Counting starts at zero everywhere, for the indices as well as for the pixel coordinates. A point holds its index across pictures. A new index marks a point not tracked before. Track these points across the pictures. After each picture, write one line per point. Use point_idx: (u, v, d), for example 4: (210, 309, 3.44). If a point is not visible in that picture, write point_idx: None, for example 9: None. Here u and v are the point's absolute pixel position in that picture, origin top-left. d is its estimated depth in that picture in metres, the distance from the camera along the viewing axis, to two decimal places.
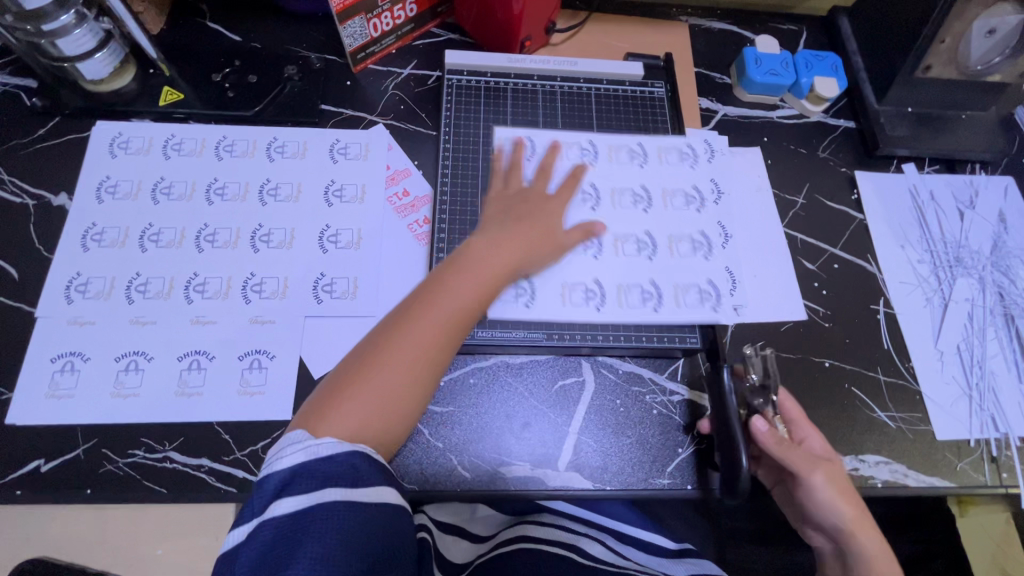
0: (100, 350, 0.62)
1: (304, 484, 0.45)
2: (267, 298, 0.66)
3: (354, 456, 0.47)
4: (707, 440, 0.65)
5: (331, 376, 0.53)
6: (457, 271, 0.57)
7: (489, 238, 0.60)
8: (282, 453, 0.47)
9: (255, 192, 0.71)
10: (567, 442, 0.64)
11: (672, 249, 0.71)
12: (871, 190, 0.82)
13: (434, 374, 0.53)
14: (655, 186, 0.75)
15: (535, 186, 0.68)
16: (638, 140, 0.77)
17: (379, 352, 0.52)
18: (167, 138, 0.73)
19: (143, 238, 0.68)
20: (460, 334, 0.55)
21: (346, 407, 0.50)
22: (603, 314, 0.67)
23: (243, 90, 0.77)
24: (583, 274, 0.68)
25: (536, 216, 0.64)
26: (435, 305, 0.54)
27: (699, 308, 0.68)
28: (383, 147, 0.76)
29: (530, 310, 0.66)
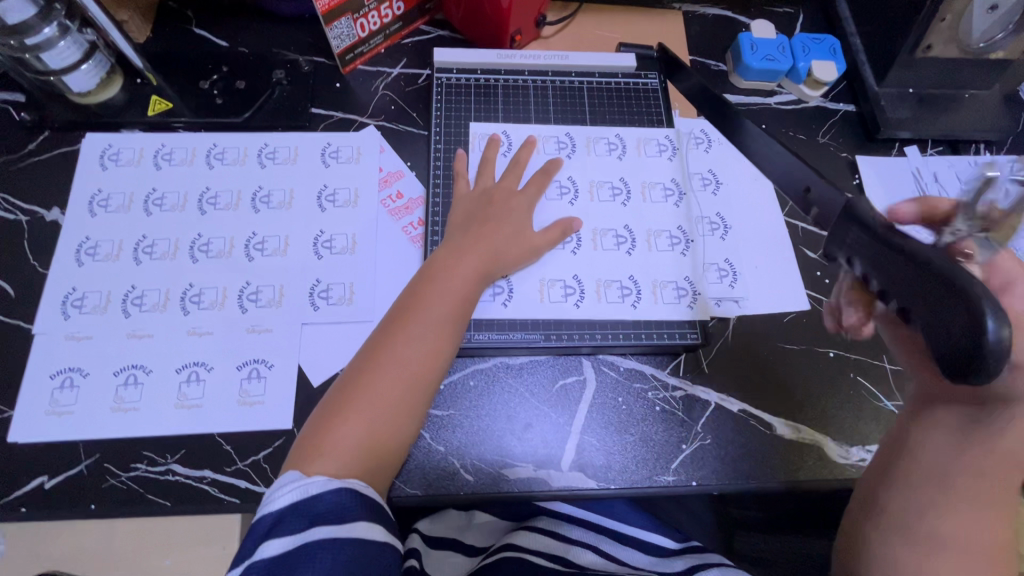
0: (98, 365, 0.62)
1: (291, 525, 0.46)
2: (264, 307, 0.66)
3: (341, 494, 0.48)
4: (710, 436, 0.64)
5: (319, 410, 0.54)
6: (427, 286, 0.60)
7: (453, 250, 0.63)
8: (274, 497, 0.48)
9: (247, 200, 0.71)
10: (570, 442, 0.63)
11: (648, 244, 0.71)
12: (873, 175, 0.80)
13: (421, 388, 0.56)
14: (633, 177, 0.75)
15: (501, 184, 0.70)
16: (615, 132, 0.77)
17: (360, 376, 0.54)
18: (158, 148, 0.73)
19: (137, 251, 0.67)
20: (441, 346, 0.58)
21: (337, 435, 0.52)
22: (581, 310, 0.67)
23: (232, 97, 0.76)
24: (562, 270, 0.69)
25: (504, 224, 0.66)
26: (410, 320, 0.57)
27: (675, 305, 0.69)
28: (375, 150, 0.76)
29: (507, 309, 0.67)
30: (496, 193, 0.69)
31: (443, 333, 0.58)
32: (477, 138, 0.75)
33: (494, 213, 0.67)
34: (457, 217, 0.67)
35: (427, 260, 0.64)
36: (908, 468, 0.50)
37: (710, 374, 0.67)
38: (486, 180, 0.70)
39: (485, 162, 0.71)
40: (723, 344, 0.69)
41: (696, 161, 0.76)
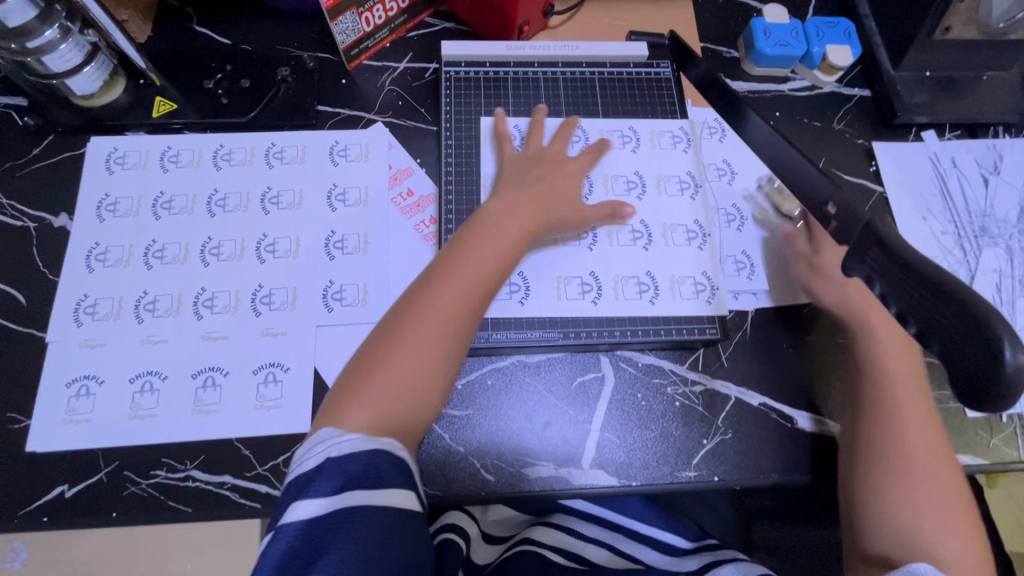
0: (113, 372, 0.61)
1: (322, 486, 0.47)
2: (277, 310, 0.65)
3: (371, 456, 0.49)
4: (731, 431, 0.64)
5: (362, 355, 0.56)
6: (468, 243, 0.60)
7: (505, 206, 0.64)
8: (309, 452, 0.49)
9: (256, 201, 0.70)
10: (590, 439, 0.63)
11: (664, 239, 0.70)
12: (890, 161, 0.79)
13: (453, 346, 0.56)
14: (648, 172, 0.73)
15: (551, 148, 0.71)
16: (630, 125, 0.75)
17: (405, 321, 0.56)
18: (164, 151, 0.72)
19: (148, 255, 0.67)
20: (477, 302, 0.58)
21: (373, 390, 0.53)
22: (599, 306, 0.66)
23: (237, 96, 0.75)
24: (577, 266, 0.68)
25: (555, 187, 0.67)
26: (452, 273, 0.58)
27: (694, 301, 0.68)
28: (384, 147, 0.74)
29: (525, 307, 0.66)
30: (547, 156, 0.70)
31: (478, 291, 0.58)
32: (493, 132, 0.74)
33: (546, 174, 0.68)
34: (510, 174, 0.68)
35: (478, 211, 0.65)
36: (868, 428, 0.59)
37: (729, 367, 0.66)
38: (535, 143, 0.71)
39: (532, 130, 0.72)
40: (742, 337, 0.68)
41: (711, 152, 0.75)
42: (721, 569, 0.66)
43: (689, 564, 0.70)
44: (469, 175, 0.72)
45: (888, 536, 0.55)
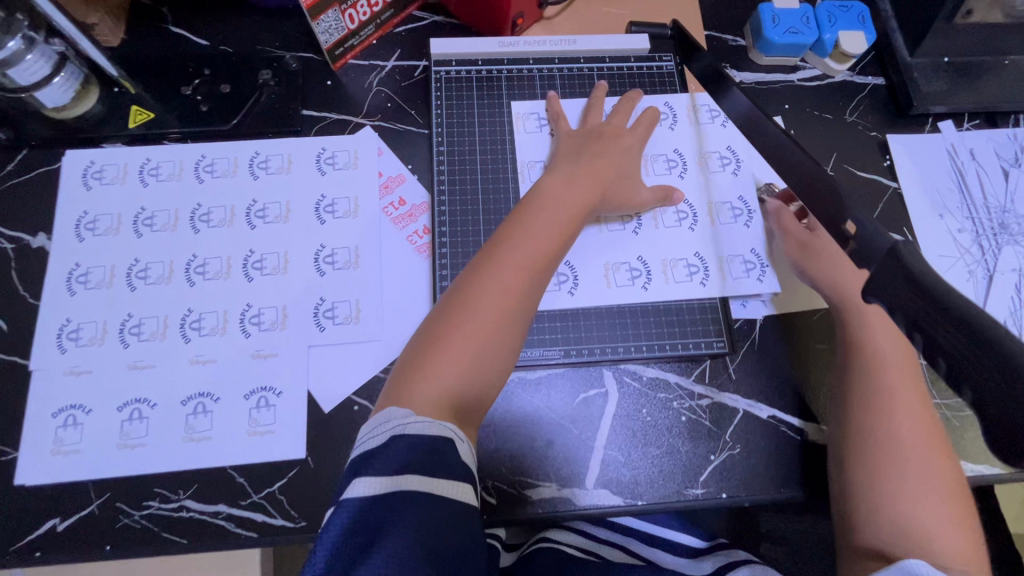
0: (101, 400, 0.59)
1: (383, 466, 0.44)
2: (267, 330, 0.63)
3: (436, 441, 0.46)
4: (738, 446, 0.62)
5: (424, 329, 0.54)
6: (533, 212, 0.57)
7: (562, 180, 0.61)
8: (374, 433, 0.47)
9: (241, 215, 0.67)
10: (594, 456, 0.61)
11: (710, 218, 0.68)
12: (905, 156, 0.75)
13: (514, 322, 0.53)
14: (687, 149, 0.70)
15: (610, 122, 0.68)
16: (665, 101, 0.72)
17: (471, 292, 0.53)
18: (143, 163, 0.68)
19: (131, 275, 0.64)
20: (538, 278, 0.55)
21: (437, 368, 0.50)
22: (649, 293, 0.65)
23: (218, 102, 0.71)
24: (624, 251, 0.66)
25: (616, 162, 0.64)
26: (517, 243, 0.55)
27: (746, 280, 0.66)
28: (373, 153, 0.71)
29: (575, 297, 0.65)
30: (604, 131, 0.66)
31: (541, 265, 0.55)
32: (520, 120, 0.72)
33: (604, 149, 0.64)
34: (565, 150, 0.65)
35: (534, 188, 0.62)
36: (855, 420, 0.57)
37: (735, 379, 0.64)
38: (593, 120, 0.68)
39: (589, 107, 0.70)
40: (750, 347, 0.65)
41: (714, 140, 0.71)
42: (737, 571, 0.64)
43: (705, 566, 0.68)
44: (502, 162, 0.70)
45: (880, 530, 0.53)
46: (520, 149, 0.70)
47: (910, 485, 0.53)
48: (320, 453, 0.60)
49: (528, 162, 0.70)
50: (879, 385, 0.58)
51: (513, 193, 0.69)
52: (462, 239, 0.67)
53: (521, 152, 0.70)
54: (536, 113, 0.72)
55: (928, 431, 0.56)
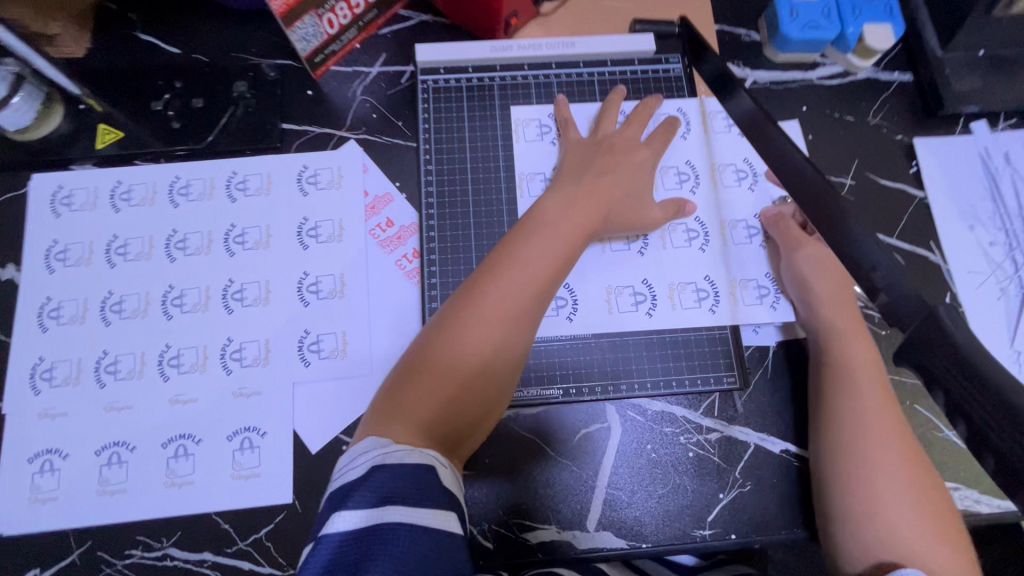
0: (78, 444, 0.57)
1: (364, 497, 0.41)
2: (249, 366, 0.59)
3: (417, 469, 0.43)
4: (749, 484, 0.58)
5: (405, 360, 0.50)
6: (530, 233, 0.52)
7: (564, 198, 0.55)
8: (352, 465, 0.44)
9: (219, 242, 0.63)
10: (596, 494, 0.58)
11: (723, 236, 0.63)
12: (935, 161, 0.69)
13: (503, 355, 0.49)
14: (701, 160, 0.65)
15: (622, 133, 0.62)
16: (677, 106, 0.67)
17: (458, 322, 0.49)
18: (114, 187, 0.64)
19: (104, 309, 0.61)
20: (531, 310, 0.50)
21: (418, 398, 0.47)
22: (656, 320, 0.61)
23: (191, 118, 0.66)
24: (630, 274, 0.62)
25: (625, 180, 0.58)
26: (510, 268, 0.50)
27: (759, 305, 0.62)
28: (358, 170, 0.66)
29: (574, 323, 0.61)
30: (615, 142, 0.61)
31: (535, 296, 0.50)
32: (521, 126, 0.67)
33: (611, 164, 0.59)
34: (573, 161, 0.60)
35: (533, 204, 0.56)
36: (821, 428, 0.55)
37: (745, 411, 0.60)
38: (604, 130, 0.63)
39: (602, 113, 0.64)
40: (763, 376, 0.61)
41: (728, 151, 0.66)
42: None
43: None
44: (495, 179, 0.65)
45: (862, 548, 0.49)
46: (518, 160, 0.66)
47: (897, 505, 0.49)
48: (308, 496, 0.57)
49: (526, 176, 0.65)
50: (850, 398, 0.54)
51: (506, 216, 0.64)
52: (453, 268, 0.63)
53: (520, 163, 0.65)
54: (538, 120, 0.67)
55: (901, 437, 0.52)
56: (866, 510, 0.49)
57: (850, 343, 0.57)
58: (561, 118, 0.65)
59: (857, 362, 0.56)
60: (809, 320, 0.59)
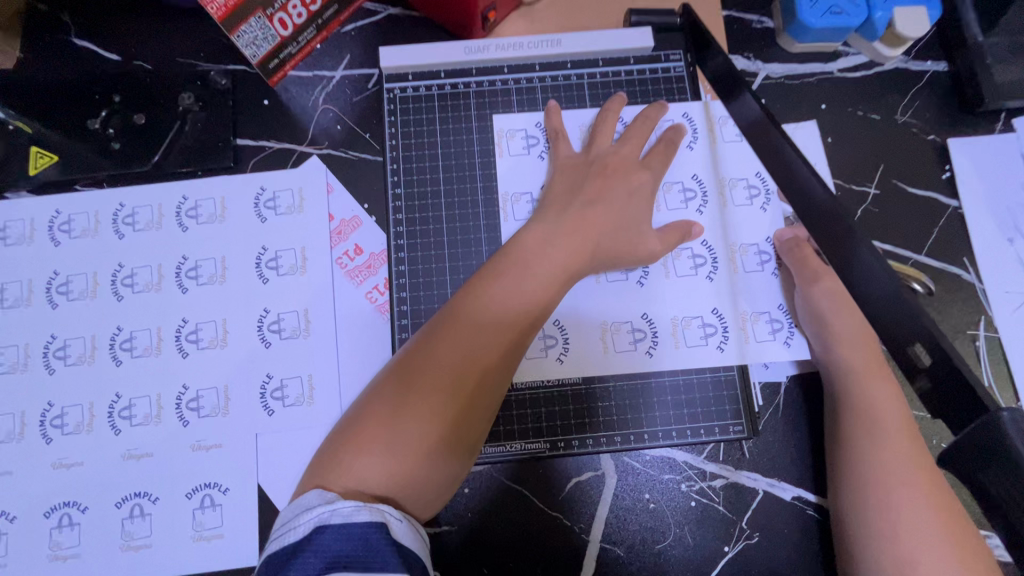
0: (25, 506, 0.52)
1: (308, 563, 0.34)
2: (207, 417, 0.54)
3: (368, 528, 0.35)
4: (758, 537, 0.53)
5: (359, 404, 0.43)
6: (510, 265, 0.47)
7: (544, 233, 0.49)
8: (294, 523, 0.37)
9: (170, 277, 0.57)
10: (590, 550, 0.53)
11: (732, 263, 0.57)
12: (970, 164, 0.61)
13: (471, 403, 0.42)
14: (708, 175, 0.58)
15: (618, 150, 0.55)
16: (683, 112, 0.60)
17: (421, 362, 0.42)
18: (53, 217, 0.58)
19: (48, 355, 0.55)
20: (504, 363, 0.43)
21: (363, 457, 0.39)
22: (656, 359, 0.55)
23: (134, 137, 0.59)
24: (627, 307, 0.56)
25: (618, 207, 0.52)
26: (485, 302, 0.44)
27: (771, 342, 0.55)
28: (321, 192, 0.59)
29: (565, 364, 0.55)
30: (610, 162, 0.54)
31: (509, 345, 0.44)
32: (504, 138, 0.59)
33: (604, 189, 0.52)
34: (559, 188, 0.53)
35: (510, 239, 0.50)
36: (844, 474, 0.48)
37: (752, 455, 0.54)
38: (599, 145, 0.56)
39: (597, 125, 0.57)
40: (774, 417, 0.55)
41: (737, 165, 0.59)
42: None
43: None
44: (474, 199, 0.58)
45: None
46: (499, 175, 0.58)
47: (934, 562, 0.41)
48: None
49: (508, 195, 0.58)
50: (876, 441, 0.48)
51: (486, 244, 0.57)
52: (426, 306, 0.56)
53: (501, 181, 0.58)
54: (525, 130, 0.59)
55: (936, 488, 0.44)
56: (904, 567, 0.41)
57: (870, 382, 0.51)
58: (551, 129, 0.58)
59: (880, 403, 0.50)
60: (823, 360, 0.53)
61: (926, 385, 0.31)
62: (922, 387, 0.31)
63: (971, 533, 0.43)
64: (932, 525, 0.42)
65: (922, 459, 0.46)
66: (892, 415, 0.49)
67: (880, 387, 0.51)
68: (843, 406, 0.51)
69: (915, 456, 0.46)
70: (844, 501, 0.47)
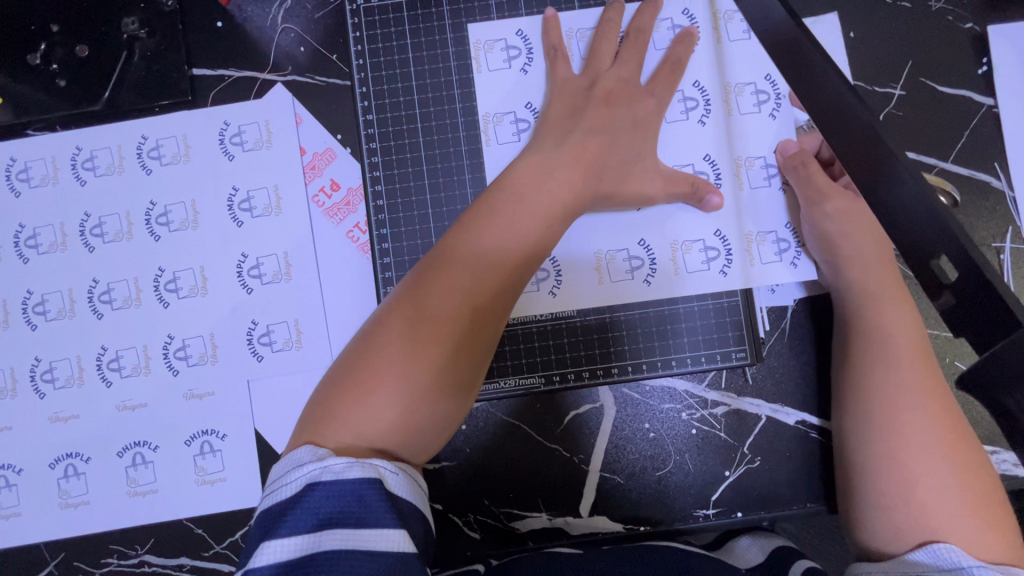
0: (29, 458, 0.53)
1: (299, 522, 0.33)
2: (196, 365, 0.53)
3: (361, 485, 0.34)
4: (761, 461, 0.52)
5: (347, 356, 0.40)
6: (507, 201, 0.43)
7: (541, 165, 0.45)
8: (285, 480, 0.35)
9: (139, 223, 0.54)
10: (590, 479, 0.53)
11: (736, 178, 0.52)
12: (1010, 55, 0.54)
13: (473, 347, 0.40)
14: (712, 80, 0.52)
15: (615, 67, 0.50)
16: (685, 8, 0.53)
17: (417, 308, 0.39)
18: (8, 165, 0.55)
19: (27, 311, 0.54)
20: (502, 306, 0.41)
21: (358, 411, 0.37)
22: (654, 287, 0.52)
23: (80, 72, 0.54)
24: (623, 234, 0.52)
25: (623, 141, 0.48)
26: (483, 242, 0.41)
27: (776, 262, 0.52)
28: (289, 124, 0.54)
29: (558, 296, 0.52)
30: (611, 85, 0.50)
31: (508, 286, 0.41)
32: (482, 51, 0.53)
33: (604, 115, 0.48)
34: (558, 113, 0.49)
35: (503, 172, 0.46)
36: (856, 402, 0.45)
37: (756, 381, 0.53)
38: (598, 64, 0.51)
39: (598, 40, 0.51)
40: (779, 341, 0.53)
41: (745, 67, 0.53)
42: (740, 537, 0.50)
43: (704, 536, 0.54)
44: (453, 122, 0.53)
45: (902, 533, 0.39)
46: (480, 94, 0.53)
47: (944, 486, 0.39)
48: None
49: (490, 116, 0.53)
50: (891, 364, 0.45)
51: (469, 172, 0.53)
52: (409, 242, 0.53)
53: (481, 101, 0.53)
54: (504, 40, 0.53)
55: (953, 413, 0.42)
56: (910, 491, 0.40)
57: (885, 303, 0.47)
58: (552, 45, 0.52)
59: (894, 326, 0.46)
60: (835, 283, 0.50)
61: (950, 301, 0.27)
62: (944, 304, 0.28)
63: (976, 451, 0.41)
64: (943, 447, 0.41)
65: (942, 385, 0.44)
66: (913, 337, 0.46)
67: (901, 309, 0.47)
68: (855, 332, 0.48)
69: (930, 380, 0.44)
70: (849, 426, 0.46)
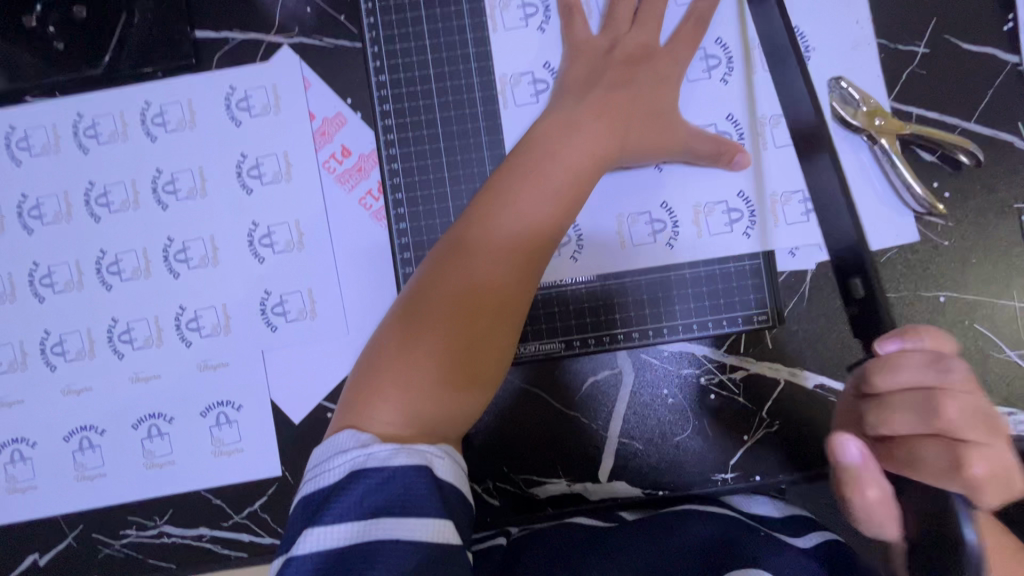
0: (44, 432, 0.52)
1: (344, 510, 0.32)
2: (209, 335, 0.53)
3: (407, 473, 0.33)
4: (780, 423, 0.52)
5: (379, 341, 0.39)
6: (531, 175, 0.42)
7: (561, 135, 0.44)
8: (328, 465, 0.34)
9: (147, 193, 0.53)
10: (609, 446, 0.53)
11: (760, 137, 0.51)
12: None
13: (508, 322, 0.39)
14: (735, 36, 0.51)
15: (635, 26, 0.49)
16: None
17: (451, 288, 0.38)
18: (8, 132, 0.53)
19: (34, 283, 0.53)
20: (532, 280, 0.41)
21: (397, 396, 0.36)
22: (675, 249, 0.51)
23: (78, 34, 0.52)
24: (645, 197, 0.51)
25: (646, 101, 0.48)
26: (511, 217, 0.41)
27: (801, 223, 0.51)
28: (298, 88, 0.53)
29: (579, 261, 0.52)
30: (630, 48, 0.49)
31: (537, 258, 0.41)
32: (497, 9, 0.51)
33: (626, 75, 0.48)
34: (576, 75, 0.48)
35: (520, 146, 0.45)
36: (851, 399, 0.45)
37: (777, 345, 0.52)
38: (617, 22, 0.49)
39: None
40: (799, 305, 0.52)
41: None
42: (758, 499, 0.51)
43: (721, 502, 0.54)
44: (469, 82, 0.52)
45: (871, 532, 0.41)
46: (495, 55, 0.51)
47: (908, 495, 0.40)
48: (297, 466, 0.52)
49: (505, 78, 0.52)
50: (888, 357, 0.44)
51: (485, 136, 0.52)
52: (425, 207, 0.52)
53: (496, 62, 0.51)
54: None
55: None
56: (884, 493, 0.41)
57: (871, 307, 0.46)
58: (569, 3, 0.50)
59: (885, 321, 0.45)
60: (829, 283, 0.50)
61: None
62: None
63: None
64: None
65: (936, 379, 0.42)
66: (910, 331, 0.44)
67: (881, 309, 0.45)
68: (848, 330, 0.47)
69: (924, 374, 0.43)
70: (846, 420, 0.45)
